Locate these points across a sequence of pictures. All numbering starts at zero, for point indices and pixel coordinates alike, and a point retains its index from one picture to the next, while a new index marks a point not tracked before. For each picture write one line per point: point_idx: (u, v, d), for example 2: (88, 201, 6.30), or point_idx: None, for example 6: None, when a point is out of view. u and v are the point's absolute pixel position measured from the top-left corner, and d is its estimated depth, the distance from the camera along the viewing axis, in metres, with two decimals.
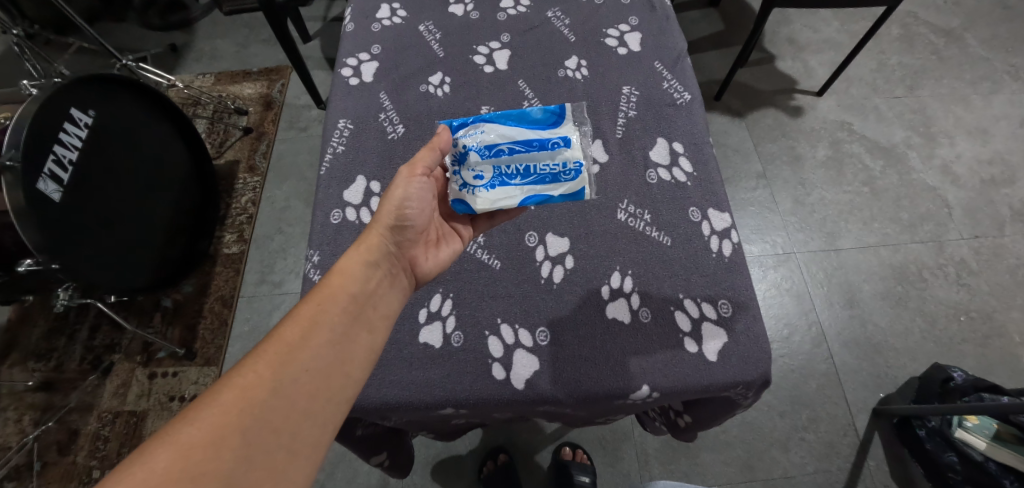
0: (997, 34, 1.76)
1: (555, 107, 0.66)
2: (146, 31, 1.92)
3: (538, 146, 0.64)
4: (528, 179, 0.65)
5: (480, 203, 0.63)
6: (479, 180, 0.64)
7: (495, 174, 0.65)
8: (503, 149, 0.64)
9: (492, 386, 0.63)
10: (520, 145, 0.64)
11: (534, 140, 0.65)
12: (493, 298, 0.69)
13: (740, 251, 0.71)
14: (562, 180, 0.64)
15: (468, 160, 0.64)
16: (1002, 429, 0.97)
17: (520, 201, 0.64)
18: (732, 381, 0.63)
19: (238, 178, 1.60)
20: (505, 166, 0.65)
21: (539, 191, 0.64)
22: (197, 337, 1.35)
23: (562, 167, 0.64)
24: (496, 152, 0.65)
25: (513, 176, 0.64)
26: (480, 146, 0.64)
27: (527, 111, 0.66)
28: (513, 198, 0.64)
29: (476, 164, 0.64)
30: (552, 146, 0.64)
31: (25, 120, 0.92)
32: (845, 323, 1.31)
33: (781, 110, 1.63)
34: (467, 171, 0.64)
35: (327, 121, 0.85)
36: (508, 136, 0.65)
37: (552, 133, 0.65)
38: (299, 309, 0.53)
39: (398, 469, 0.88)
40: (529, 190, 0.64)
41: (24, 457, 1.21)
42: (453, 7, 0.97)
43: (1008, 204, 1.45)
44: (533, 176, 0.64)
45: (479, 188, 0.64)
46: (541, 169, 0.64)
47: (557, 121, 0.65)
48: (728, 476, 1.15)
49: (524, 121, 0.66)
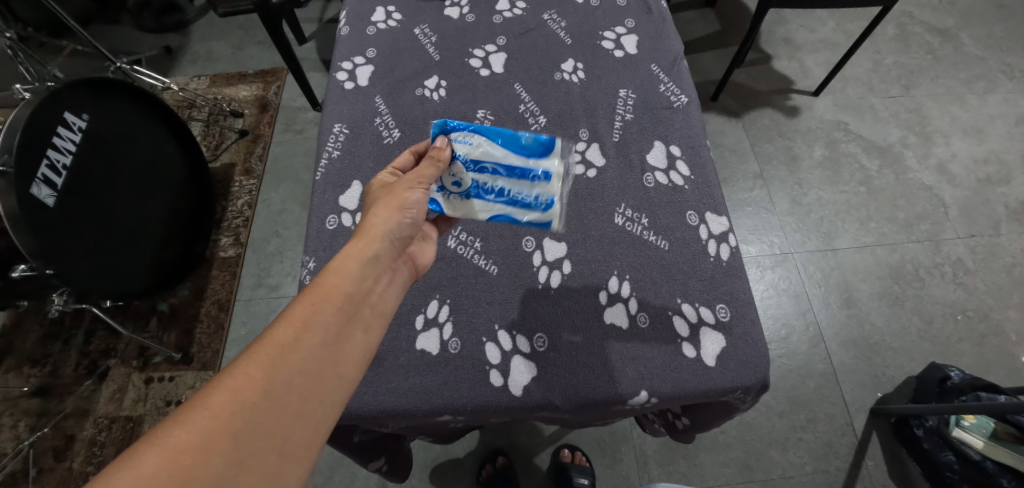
0: (992, 34, 1.77)
1: (547, 138, 0.66)
2: (141, 34, 1.91)
3: (518, 175, 0.65)
4: (501, 197, 0.66)
5: (450, 210, 0.66)
6: (456, 186, 0.66)
7: (472, 185, 0.66)
8: (486, 168, 0.65)
9: (490, 393, 0.62)
10: (503, 169, 0.65)
11: (517, 168, 0.65)
12: (489, 304, 0.68)
13: (738, 256, 0.71)
14: (532, 208, 0.65)
15: (452, 168, 0.66)
16: (1000, 428, 0.99)
17: (487, 216, 0.67)
18: (731, 386, 0.62)
19: (233, 180, 1.59)
20: (484, 182, 0.66)
21: (507, 212, 0.66)
22: (194, 341, 1.35)
23: (536, 198, 0.65)
24: (479, 169, 0.66)
25: (488, 192, 0.66)
26: (466, 160, 0.65)
27: (518, 135, 0.66)
28: (481, 211, 0.66)
29: (458, 172, 0.66)
30: (534, 178, 0.65)
31: (17, 125, 0.92)
32: (842, 323, 1.31)
33: (777, 110, 1.64)
34: (448, 176, 0.66)
35: (322, 126, 0.84)
36: (495, 156, 0.65)
37: (536, 164, 0.65)
38: (292, 308, 0.50)
39: (396, 475, 0.88)
40: (497, 210, 0.66)
41: (20, 464, 1.20)
42: (448, 10, 0.96)
43: (1004, 203, 1.45)
44: (506, 197, 0.66)
45: (454, 194, 0.66)
46: (516, 193, 0.66)
47: (544, 154, 0.65)
48: (728, 477, 1.15)
49: (514, 144, 0.66)
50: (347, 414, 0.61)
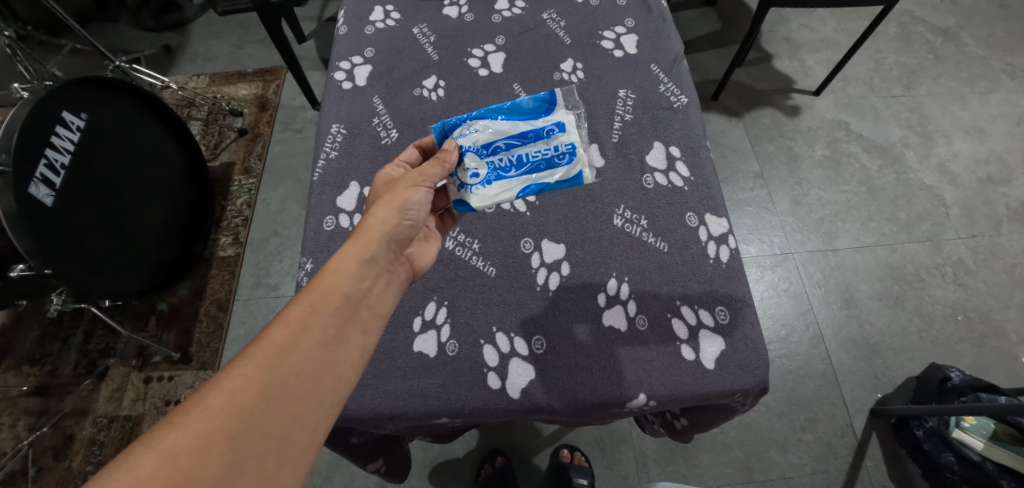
0: (994, 33, 1.76)
1: (544, 94, 0.68)
2: (141, 33, 1.90)
3: (532, 136, 0.66)
4: (523, 169, 0.66)
5: (478, 200, 0.64)
6: (475, 177, 0.65)
7: (490, 169, 0.66)
8: (499, 146, 0.66)
9: (487, 396, 0.62)
10: (515, 138, 0.66)
11: (528, 131, 0.66)
12: (488, 306, 0.68)
13: (737, 257, 0.70)
14: (557, 165, 0.65)
15: (466, 159, 0.65)
16: (1000, 430, 0.98)
17: (518, 192, 0.65)
18: (729, 389, 0.62)
19: (233, 180, 1.58)
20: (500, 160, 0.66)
21: (536, 179, 0.65)
22: (193, 341, 1.34)
23: (555, 151, 0.65)
24: (492, 149, 0.66)
25: (508, 168, 0.66)
26: (477, 145, 0.65)
27: (517, 102, 0.67)
28: (510, 190, 0.65)
29: (474, 161, 0.65)
30: (547, 133, 0.66)
31: (15, 125, 0.91)
32: (843, 323, 1.31)
33: (778, 109, 1.63)
34: (464, 170, 0.65)
35: (320, 126, 0.84)
36: (502, 131, 0.66)
37: (545, 121, 0.66)
38: (290, 309, 0.50)
39: (394, 475, 0.88)
40: (525, 181, 0.65)
41: (19, 463, 1.20)
42: (447, 9, 0.96)
43: (1005, 203, 1.45)
44: (527, 164, 0.65)
45: (476, 185, 0.65)
46: (535, 156, 0.66)
47: (549, 108, 0.67)
48: (727, 477, 1.15)
49: (516, 112, 0.67)
50: (344, 416, 0.61)
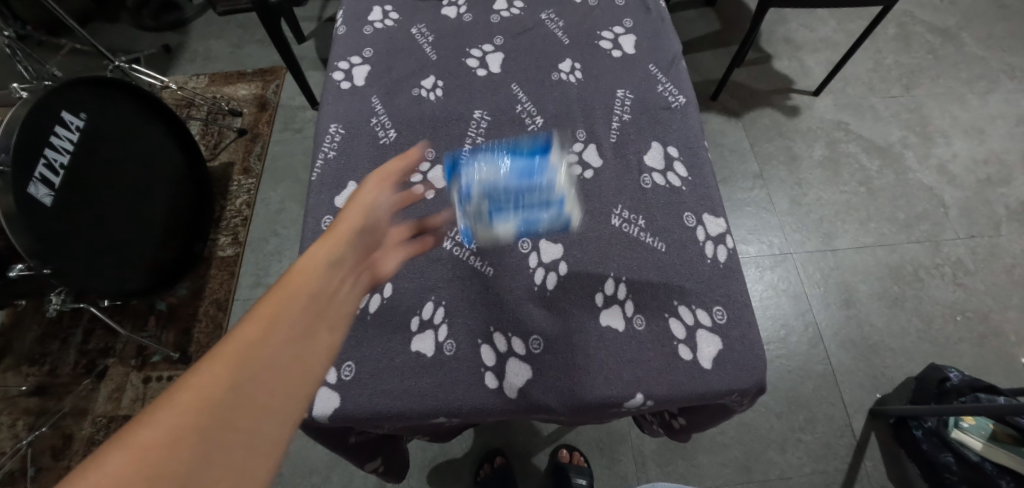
0: (993, 34, 1.76)
1: (541, 142, 0.70)
2: (140, 33, 1.91)
3: (528, 175, 0.65)
4: (519, 208, 0.65)
5: (481, 232, 0.68)
6: (476, 211, 0.66)
7: (488, 203, 0.65)
8: (498, 181, 0.65)
9: (485, 395, 0.62)
10: (513, 175, 0.65)
11: (525, 169, 0.66)
12: (485, 306, 0.68)
13: (735, 257, 0.70)
14: (551, 206, 0.66)
15: (466, 194, 0.66)
16: (998, 430, 0.99)
17: (514, 228, 0.66)
18: (726, 389, 0.62)
19: (232, 180, 1.59)
20: (500, 193, 0.65)
21: (530, 217, 0.66)
22: (192, 341, 1.34)
23: (549, 193, 0.66)
24: (491, 184, 0.65)
25: (506, 203, 0.65)
26: (477, 181, 0.66)
27: (517, 146, 0.69)
28: (507, 225, 0.66)
29: (473, 197, 0.66)
30: (544, 174, 0.66)
31: (14, 124, 0.92)
32: (842, 324, 1.31)
33: (777, 110, 1.63)
34: (465, 205, 0.67)
35: (318, 126, 0.84)
36: (502, 168, 0.66)
37: (543, 161, 0.67)
38: (259, 301, 0.42)
39: (392, 475, 0.88)
40: (520, 217, 0.66)
41: (19, 462, 1.20)
42: (446, 9, 0.96)
43: (1005, 203, 1.45)
44: (523, 203, 0.65)
45: (477, 220, 0.67)
46: (531, 195, 0.65)
47: (546, 152, 0.68)
48: (726, 477, 1.15)
49: (516, 153, 0.68)
50: (343, 415, 0.61)
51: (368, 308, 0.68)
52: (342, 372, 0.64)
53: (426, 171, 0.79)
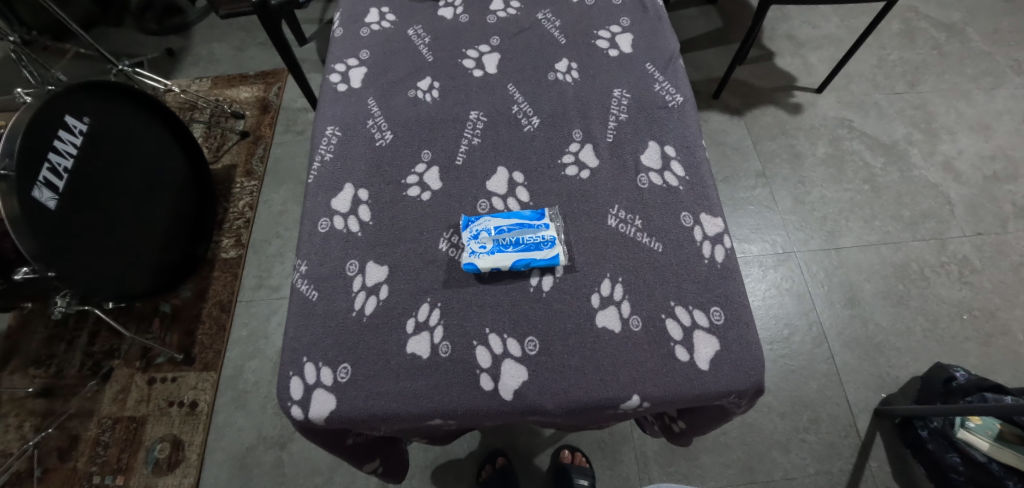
0: (999, 29, 1.74)
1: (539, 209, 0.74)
2: (144, 37, 1.92)
3: (527, 225, 0.71)
4: (517, 248, 0.69)
5: (484, 263, 0.68)
6: (483, 247, 0.69)
7: (494, 243, 0.70)
8: (505, 228, 0.71)
9: (480, 397, 0.62)
10: (518, 225, 0.71)
11: (525, 222, 0.71)
12: (481, 306, 0.67)
13: (732, 257, 0.70)
14: (544, 247, 0.69)
15: (478, 236, 0.70)
16: (1005, 430, 0.98)
17: (513, 263, 0.68)
18: (724, 391, 0.61)
19: (235, 181, 1.59)
20: (498, 237, 0.70)
21: (527, 254, 0.68)
22: (196, 342, 1.35)
23: (544, 238, 0.70)
24: (500, 231, 0.70)
25: (507, 245, 0.69)
26: (490, 227, 0.71)
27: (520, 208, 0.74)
28: (507, 259, 0.68)
29: (484, 238, 0.70)
30: (541, 225, 0.71)
31: (18, 129, 0.92)
32: (845, 323, 1.30)
33: (780, 108, 1.62)
34: (472, 241, 0.70)
35: (316, 128, 0.84)
36: (508, 219, 0.71)
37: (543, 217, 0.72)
38: None
39: (392, 477, 0.87)
40: (518, 255, 0.68)
41: (24, 463, 1.21)
42: (442, 10, 0.96)
43: (1011, 200, 1.43)
44: (522, 244, 0.69)
45: (483, 252, 0.69)
46: (529, 239, 0.70)
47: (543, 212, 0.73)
48: (728, 478, 1.14)
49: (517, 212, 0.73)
50: (338, 416, 0.62)
51: (365, 310, 0.68)
52: (338, 373, 0.64)
53: (422, 172, 0.78)
